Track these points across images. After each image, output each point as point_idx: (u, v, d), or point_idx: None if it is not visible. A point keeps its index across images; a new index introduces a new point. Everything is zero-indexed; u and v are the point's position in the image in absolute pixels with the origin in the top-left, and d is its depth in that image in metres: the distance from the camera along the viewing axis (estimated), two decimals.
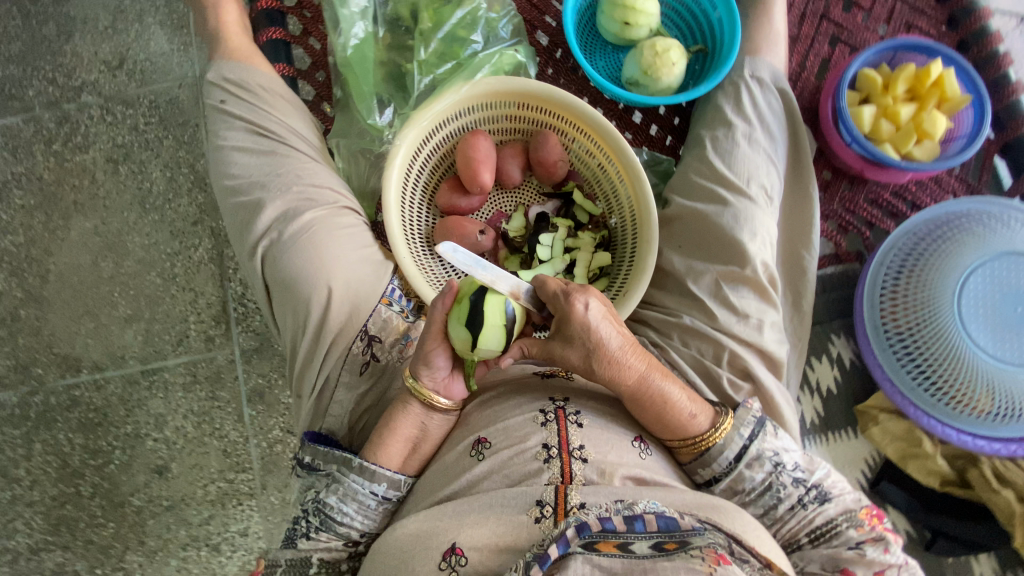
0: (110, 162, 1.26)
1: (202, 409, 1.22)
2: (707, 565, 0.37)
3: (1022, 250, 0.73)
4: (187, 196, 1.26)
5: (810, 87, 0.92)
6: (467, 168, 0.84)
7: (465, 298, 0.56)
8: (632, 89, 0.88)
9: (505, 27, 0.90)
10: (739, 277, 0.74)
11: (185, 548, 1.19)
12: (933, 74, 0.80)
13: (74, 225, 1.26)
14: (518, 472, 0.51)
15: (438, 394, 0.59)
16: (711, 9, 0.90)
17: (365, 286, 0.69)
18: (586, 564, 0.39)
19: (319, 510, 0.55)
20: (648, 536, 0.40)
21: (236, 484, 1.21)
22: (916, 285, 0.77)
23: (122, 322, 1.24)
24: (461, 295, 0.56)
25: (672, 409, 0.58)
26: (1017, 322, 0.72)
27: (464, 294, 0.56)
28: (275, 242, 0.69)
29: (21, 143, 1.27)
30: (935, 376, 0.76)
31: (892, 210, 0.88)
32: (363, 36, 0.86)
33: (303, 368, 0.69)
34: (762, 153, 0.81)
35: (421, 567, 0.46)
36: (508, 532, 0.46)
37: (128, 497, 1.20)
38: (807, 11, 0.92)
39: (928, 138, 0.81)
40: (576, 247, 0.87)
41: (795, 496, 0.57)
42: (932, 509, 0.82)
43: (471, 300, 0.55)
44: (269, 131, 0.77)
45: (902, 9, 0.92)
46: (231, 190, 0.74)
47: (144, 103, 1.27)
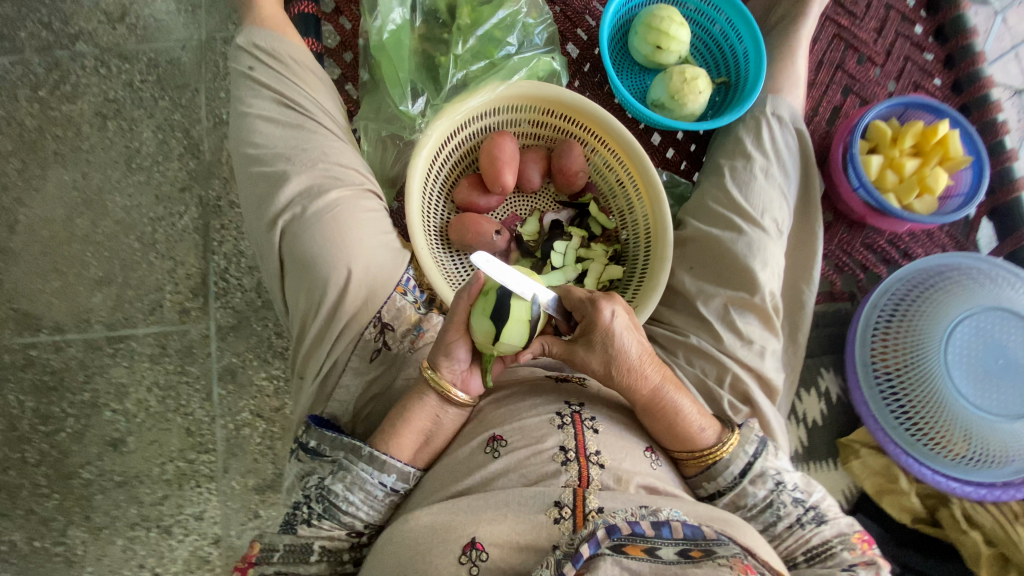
0: (99, 117, 1.20)
1: (168, 384, 1.16)
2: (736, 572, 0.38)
3: (1004, 306, 0.79)
4: (178, 160, 1.20)
5: (822, 130, 0.96)
6: (490, 168, 0.84)
7: (492, 291, 0.55)
8: (657, 110, 0.90)
9: (540, 34, 0.91)
10: (747, 304, 0.77)
11: (134, 527, 1.13)
12: (940, 133, 0.85)
13: (51, 176, 1.19)
14: (535, 472, 0.52)
15: (455, 387, 0.59)
16: (736, 42, 0.94)
17: (383, 272, 0.68)
18: (615, 566, 0.40)
19: (324, 497, 0.55)
20: (674, 543, 0.41)
21: (195, 466, 1.14)
22: (907, 330, 0.82)
23: (92, 283, 1.17)
24: (487, 287, 0.55)
25: (683, 422, 0.60)
26: (995, 372, 0.78)
27: (490, 287, 0.55)
28: (297, 218, 0.68)
29: (5, 85, 1.20)
30: (917, 417, 0.81)
31: (886, 256, 0.93)
32: (399, 23, 0.85)
33: (310, 349, 0.67)
34: (777, 188, 0.84)
35: (439, 561, 0.46)
36: (528, 530, 0.47)
37: (78, 468, 1.13)
38: (824, 59, 0.97)
39: (929, 193, 0.85)
40: (588, 258, 0.88)
41: (794, 515, 0.59)
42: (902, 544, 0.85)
43: (497, 293, 0.54)
44: (297, 104, 0.75)
45: (911, 70, 0.98)
46: (252, 159, 0.72)
47: (143, 60, 1.21)
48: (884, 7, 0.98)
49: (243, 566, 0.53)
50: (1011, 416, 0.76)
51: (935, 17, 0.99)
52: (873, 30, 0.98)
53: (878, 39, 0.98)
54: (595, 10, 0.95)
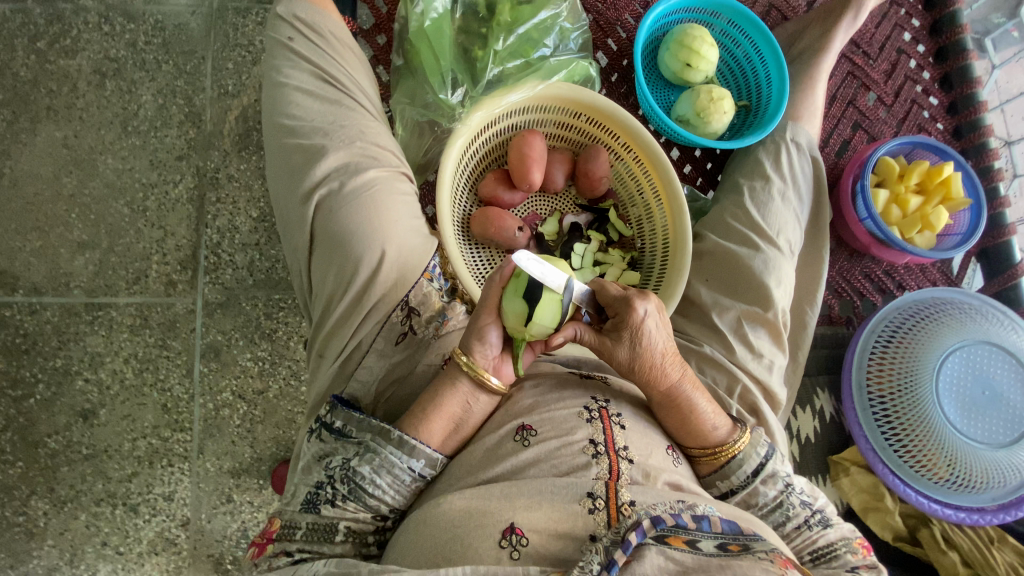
0: (97, 75, 1.16)
1: (147, 356, 1.11)
2: (777, 566, 0.40)
3: (990, 341, 0.85)
4: (177, 127, 1.16)
5: (831, 161, 1.01)
6: (519, 164, 0.84)
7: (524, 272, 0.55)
8: (681, 125, 0.92)
9: (575, 40, 0.92)
10: (760, 319, 0.79)
11: (100, 503, 1.07)
12: (944, 174, 0.90)
13: (41, 131, 1.14)
14: (567, 464, 0.52)
15: (488, 373, 0.59)
16: (760, 67, 0.97)
17: (414, 256, 0.68)
18: (660, 555, 0.41)
19: (349, 478, 0.54)
20: (714, 537, 0.44)
21: (168, 444, 1.09)
22: (902, 357, 0.87)
23: (74, 246, 1.12)
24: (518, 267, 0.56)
25: (700, 423, 0.61)
26: (979, 401, 0.84)
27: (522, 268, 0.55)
28: (333, 193, 0.68)
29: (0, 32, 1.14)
30: (905, 440, 0.86)
31: (881, 285, 0.97)
32: (442, 12, 0.86)
33: (334, 328, 0.67)
34: (792, 212, 0.87)
35: (480, 545, 0.46)
36: (565, 519, 0.47)
37: (44, 437, 1.07)
38: (837, 94, 1.02)
39: (930, 229, 0.90)
40: (605, 263, 0.90)
41: (802, 517, 0.61)
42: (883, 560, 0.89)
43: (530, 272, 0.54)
44: (335, 80, 0.74)
45: (916, 113, 1.04)
46: (288, 130, 0.71)
47: (148, 21, 1.17)
48: (895, 52, 1.04)
49: (265, 540, 0.55)
50: (989, 443, 0.83)
51: (942, 65, 1.05)
52: (884, 72, 1.03)
53: (888, 81, 1.03)
54: (627, 22, 0.97)
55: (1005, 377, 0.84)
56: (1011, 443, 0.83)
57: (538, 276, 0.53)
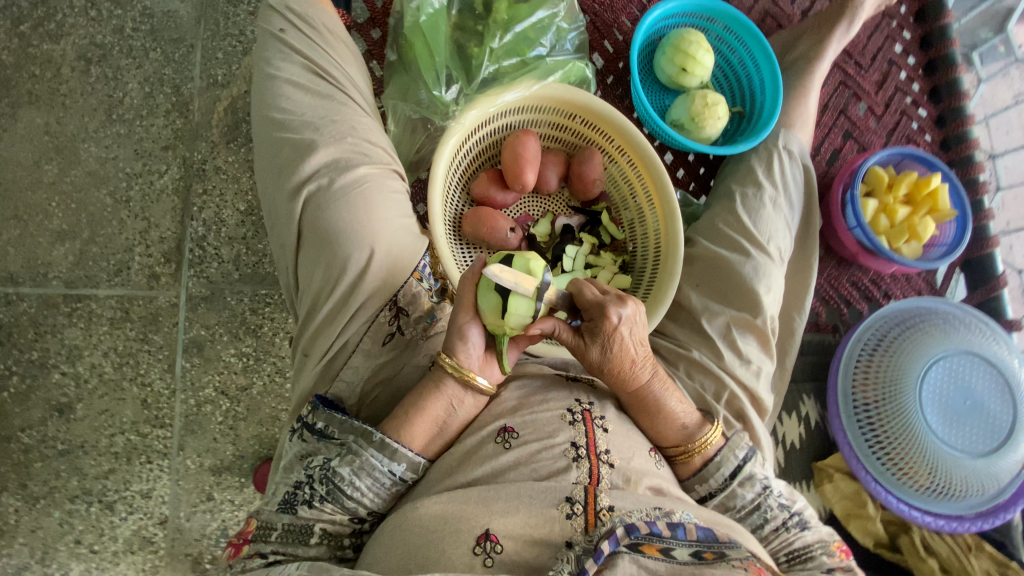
0: (82, 61, 1.13)
1: (126, 350, 1.08)
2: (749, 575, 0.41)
3: (973, 350, 0.87)
4: (164, 116, 1.13)
5: (822, 169, 1.01)
6: (512, 164, 0.83)
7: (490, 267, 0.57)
8: (676, 130, 0.92)
9: (572, 40, 0.92)
10: (749, 325, 0.79)
11: (74, 500, 1.04)
12: (931, 185, 0.91)
13: (22, 117, 1.10)
14: (547, 468, 0.51)
15: (476, 374, 0.58)
16: (754, 73, 0.97)
17: (404, 255, 0.67)
18: (633, 564, 0.41)
19: (329, 479, 0.53)
20: (689, 544, 0.43)
21: (147, 440, 1.07)
22: (888, 365, 0.88)
23: (54, 236, 1.09)
24: (490, 262, 0.57)
25: (670, 421, 0.62)
26: (960, 410, 0.85)
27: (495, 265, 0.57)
28: (322, 189, 0.66)
29: None
30: (888, 447, 0.87)
31: (867, 293, 0.98)
32: (438, 8, 0.85)
33: (319, 328, 0.65)
34: (782, 219, 0.87)
35: (453, 551, 0.46)
36: (541, 524, 0.47)
37: (18, 432, 1.04)
38: (829, 103, 1.03)
39: (916, 239, 0.92)
40: (597, 266, 0.90)
41: (780, 519, 0.61)
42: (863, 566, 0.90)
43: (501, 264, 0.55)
44: (327, 74, 0.73)
45: (905, 124, 1.05)
46: (278, 123, 0.70)
47: (137, 8, 1.14)
48: (887, 63, 1.06)
49: (241, 539, 0.54)
50: (969, 451, 0.84)
51: (931, 77, 1.07)
52: (875, 83, 1.05)
53: (879, 91, 1.05)
54: (624, 25, 0.96)
55: (986, 388, 0.86)
56: (989, 452, 0.84)
57: (507, 284, 0.53)
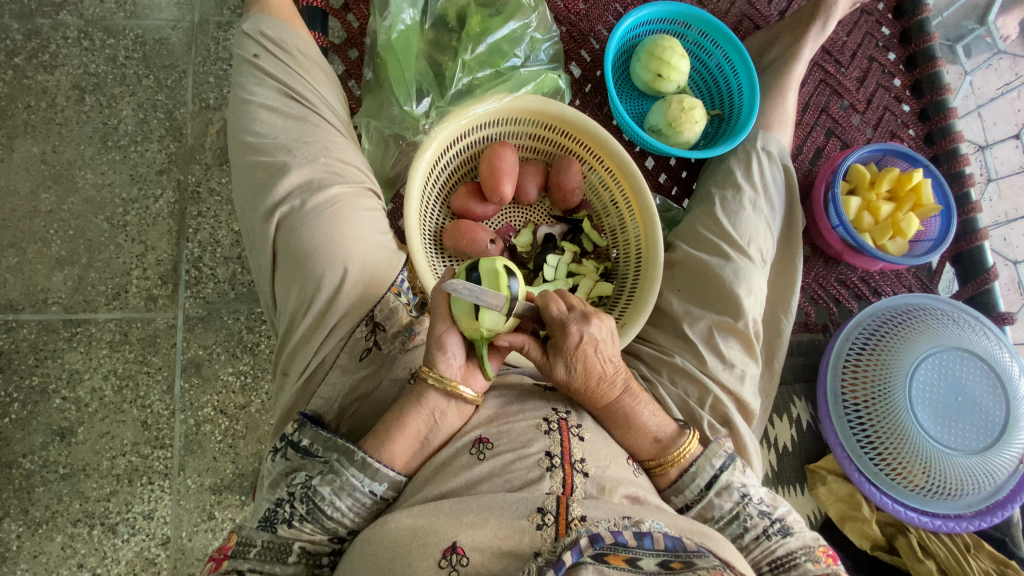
0: (77, 90, 1.15)
1: (126, 373, 1.10)
2: None
3: (963, 346, 0.86)
4: (158, 141, 1.15)
5: (805, 168, 1.01)
6: (490, 176, 0.84)
7: (462, 274, 0.59)
8: (654, 135, 0.91)
9: (546, 51, 0.93)
10: (731, 328, 0.79)
11: (76, 524, 1.05)
12: (914, 180, 0.91)
13: (19, 147, 1.13)
14: (520, 478, 0.51)
15: (459, 383, 0.59)
16: (732, 76, 0.98)
17: (379, 272, 0.68)
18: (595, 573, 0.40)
19: (309, 498, 0.54)
20: (656, 554, 0.42)
21: (148, 461, 1.08)
22: (877, 364, 0.88)
23: (52, 262, 1.11)
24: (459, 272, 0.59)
25: (643, 434, 0.62)
26: (954, 407, 0.84)
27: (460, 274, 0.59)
28: (296, 210, 0.67)
29: None
30: (881, 448, 0.86)
31: (857, 292, 0.96)
32: (410, 25, 0.86)
33: (297, 346, 0.66)
34: (763, 220, 0.87)
35: (419, 564, 0.45)
36: (510, 536, 0.46)
37: (20, 457, 1.06)
38: (810, 102, 1.02)
39: (901, 235, 0.91)
40: (579, 274, 0.90)
41: (760, 527, 0.60)
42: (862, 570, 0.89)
43: (467, 270, 0.58)
44: (301, 96, 0.74)
45: (889, 119, 1.04)
46: (252, 147, 0.71)
47: (129, 37, 1.17)
48: (867, 59, 1.05)
49: (219, 556, 0.52)
50: (963, 449, 0.83)
51: (912, 72, 1.06)
52: (856, 79, 1.04)
53: (860, 88, 1.04)
54: (600, 33, 0.96)
55: (978, 383, 0.85)
56: (985, 450, 0.83)
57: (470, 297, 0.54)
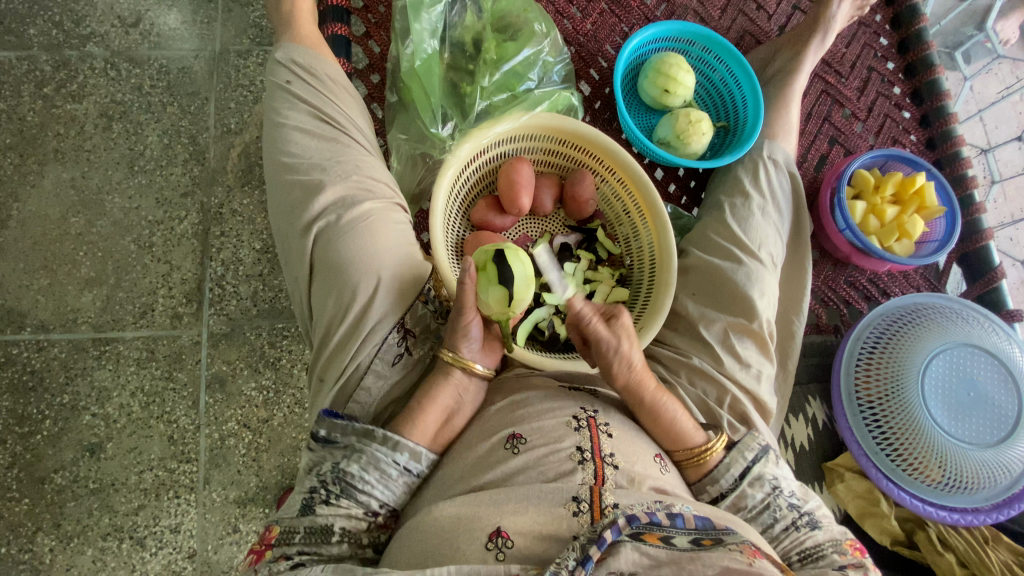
0: (104, 118, 1.22)
1: (153, 389, 1.14)
2: (746, 556, 0.43)
3: (971, 342, 0.89)
4: (182, 165, 1.21)
5: (810, 175, 1.04)
6: (508, 190, 0.88)
7: (489, 265, 0.64)
8: (663, 147, 0.96)
9: (558, 72, 0.98)
10: (746, 330, 0.82)
11: (106, 538, 1.08)
12: (917, 184, 0.94)
13: (49, 173, 1.19)
14: (554, 470, 0.54)
15: (476, 362, 0.68)
16: (736, 89, 1.02)
17: (409, 281, 0.72)
18: (635, 550, 0.44)
19: (340, 478, 0.57)
20: (688, 532, 0.46)
21: (175, 475, 1.11)
22: (888, 363, 0.91)
23: (82, 283, 1.16)
24: (486, 260, 0.64)
25: (677, 425, 0.65)
26: (965, 402, 0.87)
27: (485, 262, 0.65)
28: (331, 225, 0.72)
29: (7, 79, 1.21)
30: (897, 444, 0.88)
31: (866, 293, 0.99)
32: (431, 52, 0.91)
33: (333, 353, 0.69)
34: (772, 225, 0.90)
35: (467, 548, 0.49)
36: (550, 521, 0.49)
37: (51, 473, 1.09)
38: (813, 111, 1.06)
39: (907, 237, 0.94)
40: (595, 280, 0.93)
41: (789, 518, 0.63)
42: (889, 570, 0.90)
43: (499, 260, 0.64)
44: (332, 119, 0.79)
45: (890, 126, 1.07)
46: (288, 167, 0.76)
47: (153, 66, 1.24)
48: (866, 69, 1.09)
49: (264, 545, 0.57)
50: (977, 443, 0.86)
51: (911, 81, 1.10)
52: (856, 89, 1.08)
53: (861, 97, 1.07)
54: (608, 53, 1.01)
55: (989, 378, 0.88)
56: (997, 443, 0.86)
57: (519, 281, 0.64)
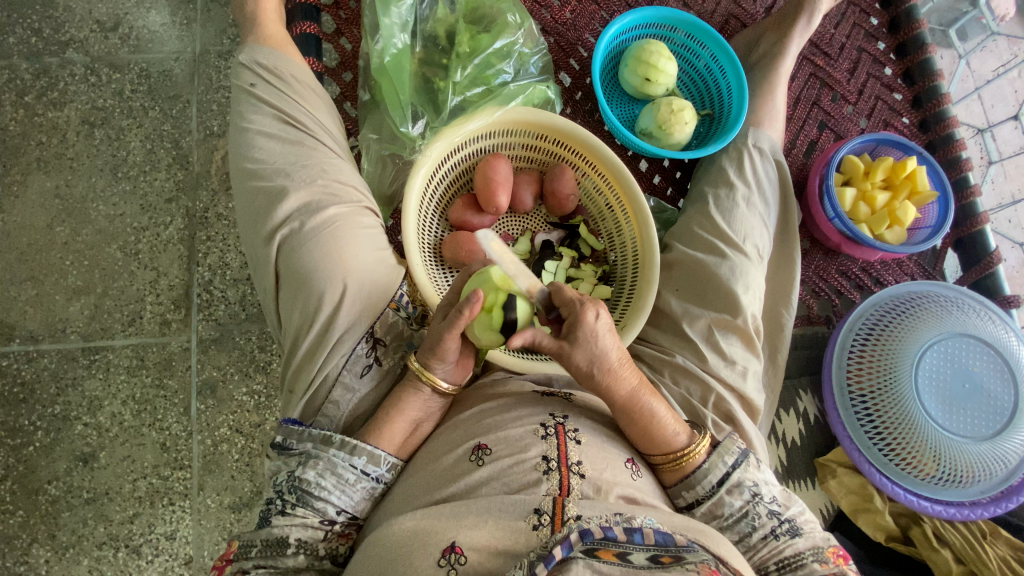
0: (86, 125, 1.19)
1: (144, 398, 1.11)
2: None
3: (967, 331, 0.87)
4: (166, 170, 1.19)
5: (799, 162, 1.01)
6: (485, 188, 0.85)
7: (496, 309, 0.59)
8: (645, 138, 0.92)
9: (535, 64, 0.95)
10: (730, 326, 0.80)
11: (102, 547, 1.05)
12: (908, 169, 0.91)
13: (33, 182, 1.17)
14: (517, 481, 0.53)
15: (442, 378, 0.65)
16: (720, 77, 0.98)
17: (378, 287, 0.70)
18: (586, 568, 0.42)
19: (296, 486, 0.58)
20: (645, 548, 0.44)
21: (168, 483, 1.08)
22: (880, 355, 0.89)
23: (69, 293, 1.13)
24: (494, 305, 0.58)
25: (658, 425, 0.63)
26: (961, 394, 0.85)
27: (491, 302, 0.59)
28: (296, 232, 0.70)
29: None
30: (890, 438, 0.87)
31: (859, 282, 0.96)
32: (402, 48, 0.88)
33: (302, 363, 0.68)
34: (758, 216, 0.88)
35: (419, 563, 0.47)
36: (507, 536, 0.48)
37: (45, 484, 1.06)
38: (801, 96, 1.02)
39: (898, 224, 0.91)
40: (578, 278, 0.91)
41: (768, 526, 0.61)
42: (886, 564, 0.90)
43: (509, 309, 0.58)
44: (297, 122, 0.77)
45: (882, 108, 1.03)
46: (252, 173, 0.74)
47: (134, 70, 1.21)
48: (856, 50, 1.05)
49: (224, 561, 0.56)
50: (973, 436, 0.84)
51: (903, 60, 1.06)
52: (846, 71, 1.04)
53: (851, 79, 1.03)
54: (587, 41, 0.98)
55: (986, 369, 0.86)
56: (994, 435, 0.84)
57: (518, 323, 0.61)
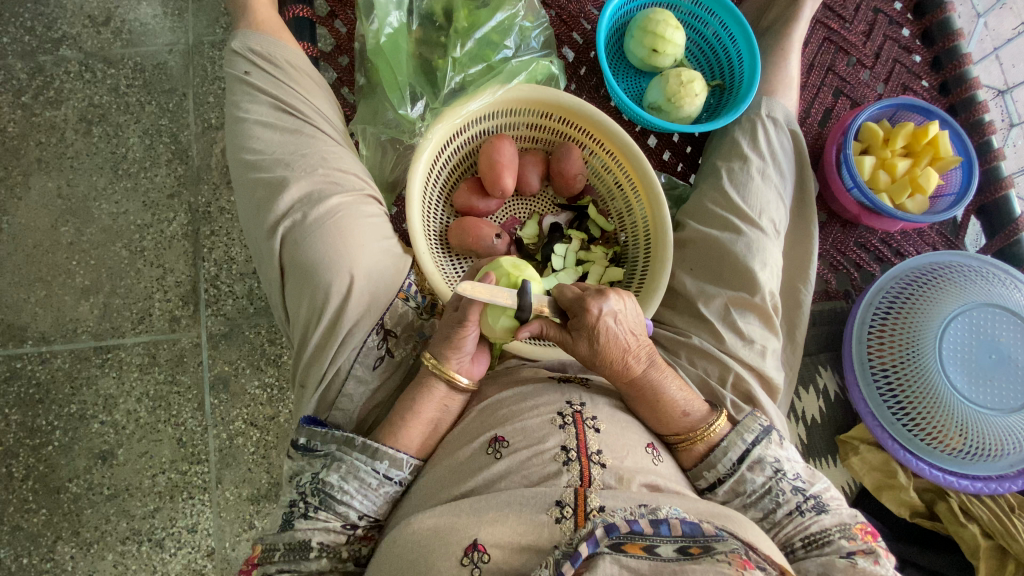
0: (84, 122, 1.17)
1: (158, 394, 1.11)
2: (733, 568, 0.40)
3: (994, 300, 0.84)
4: (166, 166, 1.17)
5: (814, 131, 0.97)
6: (489, 171, 0.82)
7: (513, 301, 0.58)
8: (653, 113, 0.88)
9: (537, 38, 0.91)
10: (747, 304, 0.78)
11: (125, 542, 1.06)
12: (930, 134, 0.87)
13: (35, 184, 1.15)
14: (538, 473, 0.52)
15: (459, 374, 0.64)
16: (730, 44, 0.94)
17: (385, 278, 0.69)
18: (614, 564, 0.41)
19: (319, 489, 0.57)
20: (672, 540, 0.43)
21: (187, 476, 1.09)
22: (903, 329, 0.87)
23: (78, 292, 1.13)
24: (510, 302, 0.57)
25: (667, 403, 0.62)
26: (987, 366, 0.83)
27: None
28: (298, 224, 0.68)
29: None
30: (913, 413, 0.86)
31: (878, 255, 0.93)
32: (397, 27, 0.85)
33: (312, 358, 0.67)
34: (773, 189, 0.85)
35: (442, 563, 0.46)
36: (529, 531, 0.47)
37: (66, 482, 1.07)
38: (815, 61, 0.98)
39: (920, 192, 0.87)
40: (588, 261, 0.88)
41: (794, 502, 0.60)
42: (909, 539, 0.90)
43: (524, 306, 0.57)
44: (294, 109, 0.74)
45: (900, 71, 0.99)
46: (251, 165, 0.72)
47: (127, 65, 1.18)
48: (872, 11, 0.99)
49: (247, 566, 0.55)
50: (1000, 409, 0.82)
51: (921, 21, 1.01)
52: (863, 33, 0.98)
53: (867, 42, 0.98)
54: (590, 13, 0.94)
55: (1012, 339, 0.83)
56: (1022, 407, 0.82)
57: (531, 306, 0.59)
